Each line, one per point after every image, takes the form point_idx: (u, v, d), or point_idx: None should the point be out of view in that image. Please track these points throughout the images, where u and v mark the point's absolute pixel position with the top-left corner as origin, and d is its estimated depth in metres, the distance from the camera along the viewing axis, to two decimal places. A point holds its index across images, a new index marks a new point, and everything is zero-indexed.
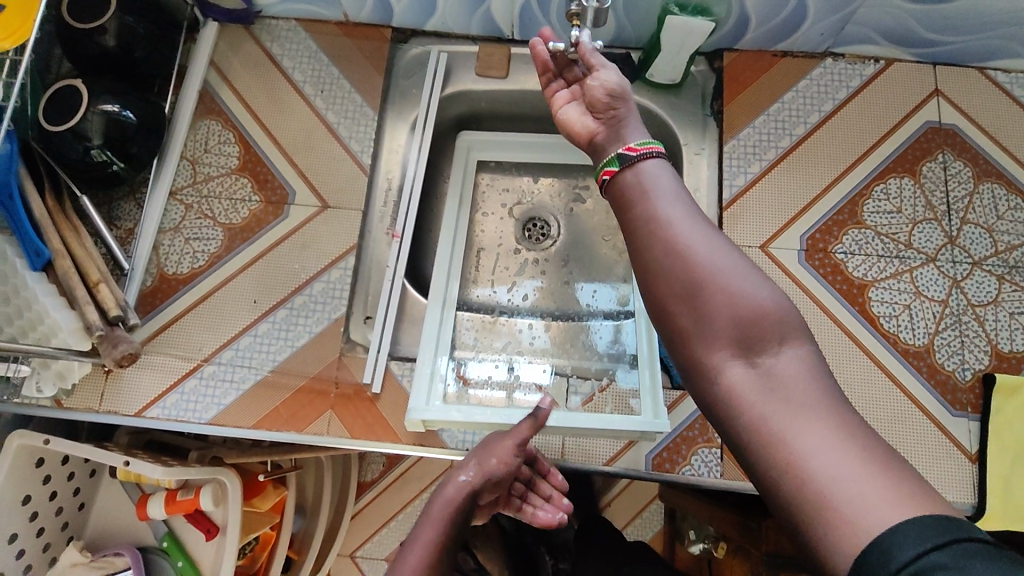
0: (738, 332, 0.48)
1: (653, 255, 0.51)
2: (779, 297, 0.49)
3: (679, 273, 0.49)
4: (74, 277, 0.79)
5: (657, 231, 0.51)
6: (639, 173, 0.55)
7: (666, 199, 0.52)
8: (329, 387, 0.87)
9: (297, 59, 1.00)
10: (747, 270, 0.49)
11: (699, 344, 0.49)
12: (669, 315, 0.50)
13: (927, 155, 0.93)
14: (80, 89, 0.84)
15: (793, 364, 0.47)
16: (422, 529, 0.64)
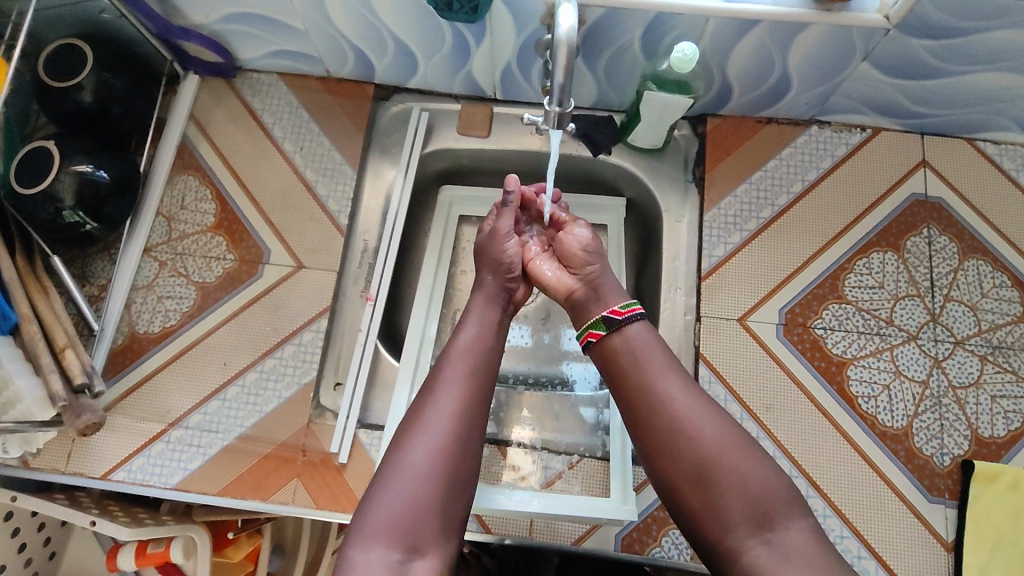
0: (748, 506, 0.59)
1: (661, 427, 0.64)
2: (772, 472, 0.61)
3: (687, 450, 0.62)
4: (40, 343, 0.78)
5: (660, 411, 0.64)
6: (626, 343, 0.69)
7: (667, 377, 0.66)
8: (295, 454, 0.86)
9: (278, 115, 0.99)
10: (746, 449, 0.62)
11: (712, 516, 0.60)
12: (684, 495, 0.62)
13: (911, 229, 0.91)
14: (53, 150, 0.83)
15: (798, 533, 0.58)
16: (445, 371, 0.69)
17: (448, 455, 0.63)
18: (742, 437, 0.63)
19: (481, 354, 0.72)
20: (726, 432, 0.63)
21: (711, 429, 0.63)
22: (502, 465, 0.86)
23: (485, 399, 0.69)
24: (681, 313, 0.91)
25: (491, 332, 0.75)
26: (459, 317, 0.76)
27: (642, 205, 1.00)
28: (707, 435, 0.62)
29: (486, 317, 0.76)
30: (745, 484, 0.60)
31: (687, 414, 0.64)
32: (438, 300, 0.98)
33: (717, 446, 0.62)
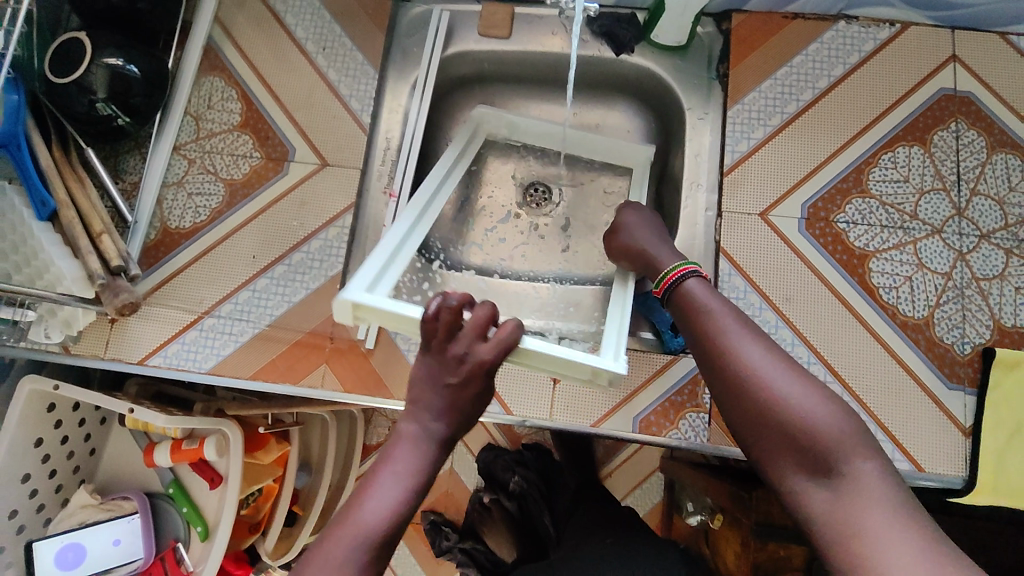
0: (801, 448, 0.58)
1: (722, 377, 0.63)
2: (832, 417, 0.58)
3: (746, 395, 0.61)
4: (78, 227, 0.82)
5: (719, 362, 0.64)
6: (686, 293, 0.70)
7: (730, 328, 0.65)
8: (323, 341, 0.89)
9: (301, 16, 0.99)
10: (804, 389, 0.60)
11: (774, 462, 0.59)
12: (760, 448, 0.60)
13: (939, 123, 0.90)
14: (84, 41, 0.84)
15: (864, 477, 0.55)
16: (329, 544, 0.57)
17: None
18: (806, 387, 0.60)
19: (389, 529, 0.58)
20: (784, 375, 0.61)
21: (771, 373, 0.61)
22: None
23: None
24: (702, 209, 0.91)
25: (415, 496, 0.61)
26: (376, 466, 0.63)
27: (664, 106, 1.00)
28: (765, 379, 0.61)
29: (382, 505, 0.59)
30: (805, 428, 0.58)
31: (744, 358, 0.62)
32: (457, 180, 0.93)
33: (780, 395, 0.59)
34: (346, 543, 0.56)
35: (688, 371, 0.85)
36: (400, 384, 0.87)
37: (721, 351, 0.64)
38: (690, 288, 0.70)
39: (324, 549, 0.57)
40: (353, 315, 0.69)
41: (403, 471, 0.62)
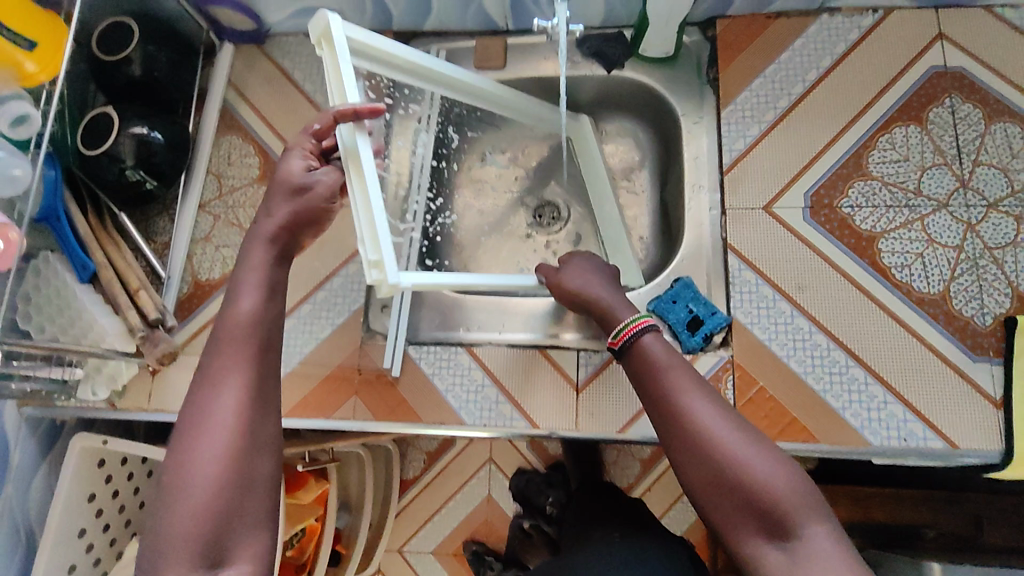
0: (760, 512, 0.57)
1: (681, 440, 0.61)
2: (789, 479, 0.58)
3: (708, 460, 0.59)
4: (116, 285, 0.87)
5: (674, 421, 0.62)
6: (647, 352, 0.67)
7: (684, 384, 0.64)
8: (352, 373, 0.92)
9: (308, 71, 1.06)
10: (761, 453, 0.59)
11: (728, 522, 0.58)
12: (709, 506, 0.59)
13: (933, 100, 0.91)
14: (111, 115, 0.91)
15: (819, 540, 0.55)
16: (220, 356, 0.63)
17: (234, 449, 0.59)
18: (760, 447, 0.59)
19: (260, 330, 0.65)
20: (742, 440, 0.60)
21: (729, 438, 0.60)
22: (547, 370, 0.89)
23: (273, 373, 0.65)
24: (707, 209, 0.93)
25: (273, 300, 0.67)
26: (234, 282, 0.67)
27: (660, 115, 1.02)
28: (719, 438, 0.60)
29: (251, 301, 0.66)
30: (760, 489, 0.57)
31: (699, 418, 0.61)
32: (440, 88, 0.90)
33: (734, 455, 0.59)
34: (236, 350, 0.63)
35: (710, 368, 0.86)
36: (428, 409, 0.89)
37: (674, 408, 0.63)
38: (648, 344, 0.68)
39: (219, 350, 0.63)
40: (322, 41, 0.73)
41: (259, 279, 0.67)
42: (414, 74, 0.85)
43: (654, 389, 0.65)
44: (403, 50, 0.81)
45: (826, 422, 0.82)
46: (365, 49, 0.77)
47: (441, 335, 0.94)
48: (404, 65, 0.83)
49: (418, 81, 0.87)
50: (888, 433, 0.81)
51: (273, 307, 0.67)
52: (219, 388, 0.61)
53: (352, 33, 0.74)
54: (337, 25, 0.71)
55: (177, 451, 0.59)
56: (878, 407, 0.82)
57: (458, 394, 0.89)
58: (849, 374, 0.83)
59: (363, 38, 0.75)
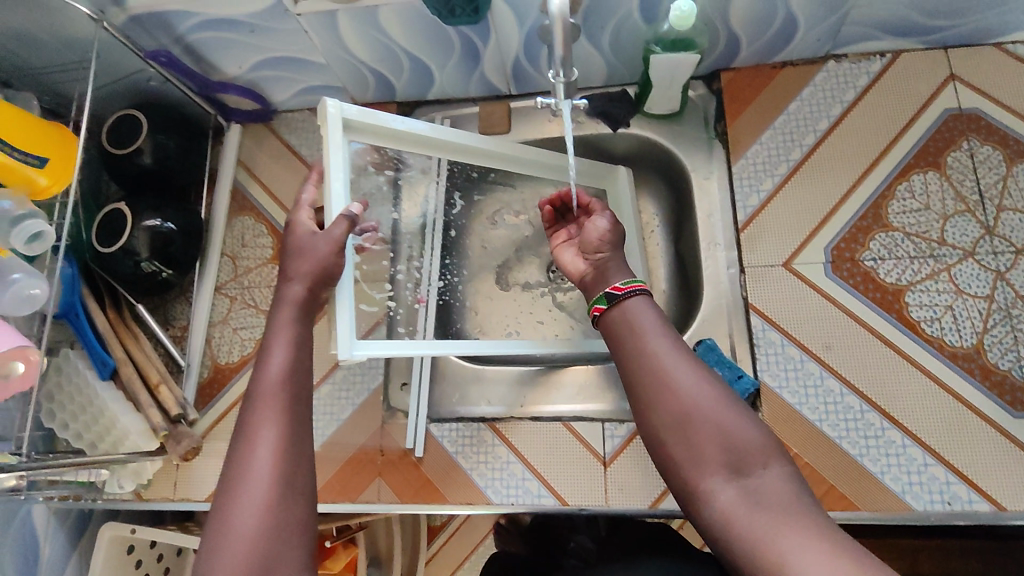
0: (727, 454, 0.55)
1: (652, 386, 0.60)
2: (758, 432, 0.56)
3: (677, 402, 0.58)
4: (137, 382, 0.87)
5: (646, 366, 0.60)
6: (626, 309, 0.65)
7: (661, 337, 0.62)
8: (375, 455, 0.92)
9: (315, 146, 1.07)
10: (728, 405, 0.57)
11: (692, 465, 0.56)
12: (671, 449, 0.57)
13: (950, 144, 0.89)
14: (124, 210, 0.92)
15: (778, 481, 0.53)
16: (256, 408, 0.62)
17: (273, 500, 0.57)
18: (730, 399, 0.58)
19: (293, 384, 0.64)
20: (709, 391, 0.58)
21: (697, 387, 0.58)
22: (572, 443, 0.88)
23: (306, 424, 0.64)
24: (725, 267, 0.92)
25: (303, 351, 0.67)
26: (265, 338, 0.67)
27: (667, 171, 1.00)
28: (690, 389, 0.58)
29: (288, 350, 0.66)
30: (727, 435, 0.56)
31: (670, 366, 0.59)
32: (447, 155, 0.90)
33: (702, 402, 0.57)
34: (275, 404, 0.62)
35: None
36: (454, 488, 0.89)
37: (648, 356, 0.61)
38: (633, 305, 0.65)
39: (256, 407, 0.62)
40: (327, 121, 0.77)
41: (289, 333, 0.67)
42: (418, 144, 0.87)
43: (630, 339, 0.63)
44: (405, 125, 0.83)
45: (863, 487, 0.80)
46: (366, 127, 0.80)
47: (460, 409, 0.94)
48: (407, 137, 0.85)
49: (424, 149, 0.88)
50: (930, 497, 0.78)
51: (303, 361, 0.67)
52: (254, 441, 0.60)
53: (351, 115, 0.77)
54: (334, 110, 0.75)
55: (218, 505, 0.58)
56: (918, 470, 0.79)
57: (483, 472, 0.89)
58: (885, 437, 0.81)
59: (362, 117, 0.79)
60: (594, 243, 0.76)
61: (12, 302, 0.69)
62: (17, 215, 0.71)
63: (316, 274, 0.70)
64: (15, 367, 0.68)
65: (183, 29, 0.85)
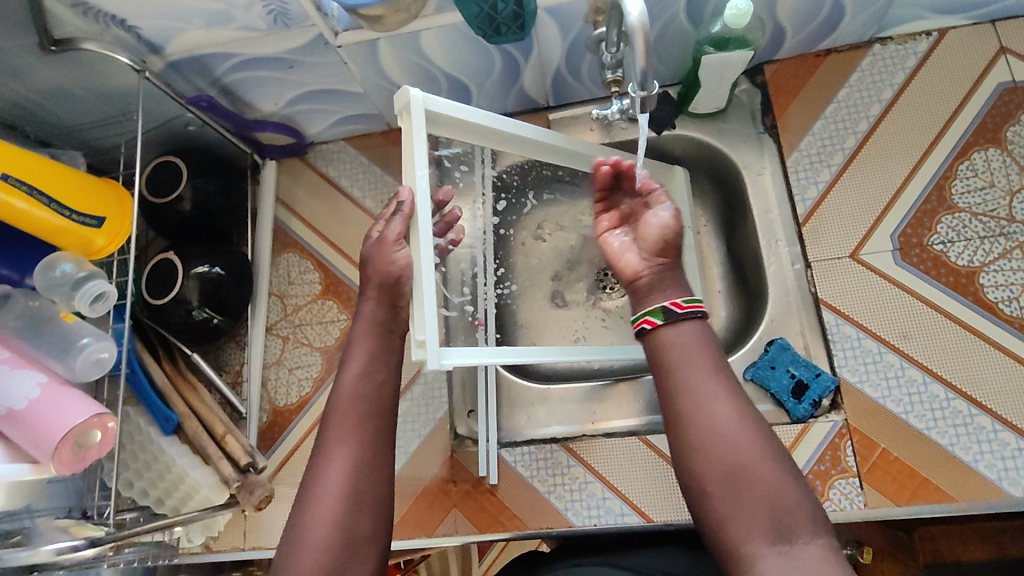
0: (771, 512, 0.53)
1: (698, 428, 0.57)
2: (802, 493, 0.54)
3: (724, 451, 0.55)
4: (203, 435, 0.85)
5: (697, 405, 0.58)
6: (681, 333, 0.62)
7: (714, 377, 0.59)
8: (447, 486, 0.90)
9: (354, 176, 1.05)
10: (777, 462, 0.55)
11: (733, 517, 0.54)
12: (711, 497, 0.55)
13: (1008, 119, 0.87)
14: (173, 260, 0.90)
15: (820, 552, 0.51)
16: (331, 421, 0.62)
17: (343, 518, 0.57)
18: (779, 454, 0.56)
19: (369, 399, 0.63)
20: (758, 443, 0.56)
21: (746, 440, 0.56)
22: (652, 458, 0.85)
23: (385, 444, 0.63)
24: (789, 264, 0.90)
25: (378, 368, 0.66)
26: (346, 350, 0.67)
27: (717, 171, 0.98)
28: (740, 437, 0.56)
29: (363, 362, 0.65)
30: (772, 492, 0.53)
31: (722, 412, 0.57)
32: (517, 149, 0.80)
33: (752, 453, 0.55)
34: (348, 418, 0.62)
35: (825, 434, 0.82)
36: (534, 514, 0.86)
37: (698, 396, 0.58)
38: (686, 333, 0.62)
39: (331, 420, 0.62)
40: (402, 112, 0.66)
41: (366, 348, 0.66)
42: (492, 138, 0.76)
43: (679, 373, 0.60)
44: (484, 117, 0.72)
45: (959, 477, 0.78)
46: (444, 118, 0.69)
47: (529, 432, 0.91)
48: (483, 130, 0.74)
49: (495, 143, 0.77)
50: None
51: (381, 376, 0.65)
52: (329, 459, 0.60)
53: (432, 105, 0.66)
54: (417, 100, 0.64)
55: (292, 525, 0.58)
56: (1012, 455, 0.77)
57: (562, 495, 0.86)
58: (975, 424, 0.79)
59: (442, 108, 0.68)
60: (659, 246, 0.70)
61: (83, 367, 0.67)
62: (81, 277, 0.70)
63: (380, 281, 0.65)
64: (94, 435, 0.65)
65: (220, 71, 0.85)
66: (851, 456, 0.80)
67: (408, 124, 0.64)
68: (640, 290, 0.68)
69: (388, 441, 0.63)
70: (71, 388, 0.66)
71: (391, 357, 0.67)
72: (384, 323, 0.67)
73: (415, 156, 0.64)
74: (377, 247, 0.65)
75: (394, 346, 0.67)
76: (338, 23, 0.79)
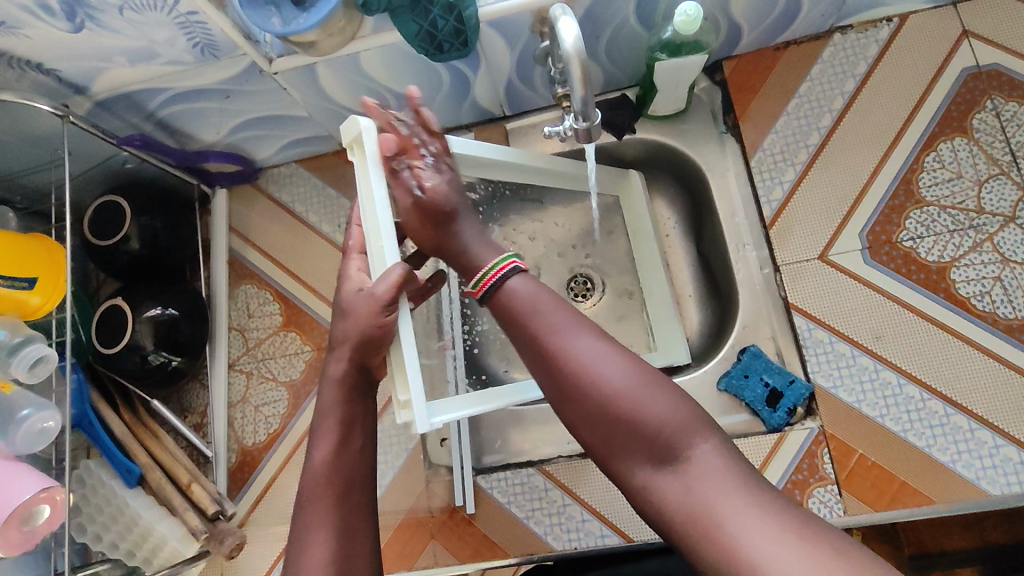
0: (648, 445, 0.46)
1: (549, 381, 0.49)
2: (676, 405, 0.46)
3: (583, 394, 0.47)
4: (168, 485, 0.83)
5: (540, 355, 0.49)
6: (507, 292, 0.51)
7: (552, 319, 0.49)
8: (424, 516, 0.88)
9: (308, 201, 1.01)
10: (645, 382, 0.47)
11: (616, 460, 0.47)
12: (590, 446, 0.48)
13: (973, 106, 0.85)
14: (123, 305, 0.86)
15: (710, 459, 0.45)
16: (308, 502, 0.57)
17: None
18: (641, 371, 0.47)
19: (344, 476, 0.58)
20: (614, 372, 0.47)
21: (606, 375, 0.47)
22: None
23: (368, 518, 0.58)
24: (758, 268, 0.88)
25: (351, 437, 0.59)
26: (313, 424, 0.61)
27: (681, 173, 0.96)
28: (595, 374, 0.47)
29: (334, 433, 0.59)
30: (642, 420, 0.46)
31: (568, 353, 0.48)
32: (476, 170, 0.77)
33: (611, 390, 0.46)
34: (325, 497, 0.56)
35: (801, 443, 0.80)
36: (514, 540, 0.84)
37: (539, 344, 0.49)
38: (516, 286, 0.52)
39: (309, 502, 0.57)
40: (354, 145, 0.63)
41: (334, 419, 0.60)
42: None
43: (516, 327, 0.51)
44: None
45: (937, 477, 0.76)
46: None
47: (505, 456, 0.89)
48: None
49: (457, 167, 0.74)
50: (1007, 479, 0.75)
51: (356, 448, 0.59)
52: (309, 549, 0.55)
53: (388, 135, 0.63)
54: (369, 130, 0.60)
55: None
56: (989, 453, 0.76)
57: (540, 520, 0.84)
58: (952, 423, 0.77)
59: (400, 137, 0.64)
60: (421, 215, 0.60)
61: (24, 440, 0.64)
62: (16, 342, 0.67)
63: (359, 340, 0.58)
64: (42, 510, 0.63)
65: (153, 106, 0.80)
66: (828, 464, 0.79)
67: (363, 157, 0.61)
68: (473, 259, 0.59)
69: (370, 518, 0.58)
70: (17, 464, 0.63)
71: (364, 423, 0.61)
72: (355, 383, 0.60)
73: (376, 196, 0.59)
74: (358, 300, 0.59)
75: (367, 411, 0.61)
76: (272, 50, 0.75)
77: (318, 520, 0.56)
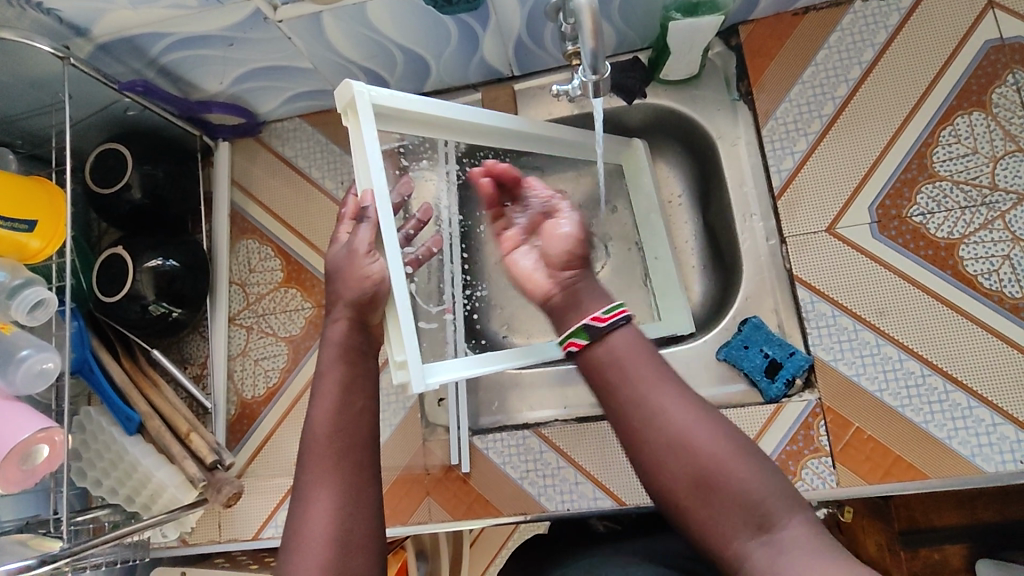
0: (747, 512, 0.48)
1: (658, 445, 0.50)
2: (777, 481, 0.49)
3: (689, 463, 0.49)
4: (166, 434, 0.84)
5: (654, 418, 0.51)
6: (611, 347, 0.54)
7: (663, 386, 0.52)
8: (421, 474, 0.89)
9: (311, 156, 1.00)
10: (750, 458, 0.50)
11: (711, 525, 0.49)
12: (684, 508, 0.50)
13: (994, 80, 0.82)
14: (124, 254, 0.86)
15: (801, 531, 0.47)
16: (309, 460, 0.58)
17: (333, 569, 0.52)
18: (747, 449, 0.50)
19: (344, 437, 0.59)
20: (723, 444, 0.50)
21: (715, 444, 0.50)
22: None
23: (371, 477, 0.59)
24: (764, 239, 0.88)
25: (351, 398, 0.60)
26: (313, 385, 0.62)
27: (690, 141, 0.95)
28: (705, 444, 0.50)
29: (334, 394, 0.60)
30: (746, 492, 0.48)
31: (681, 424, 0.50)
32: (474, 137, 0.78)
33: (721, 460, 0.49)
34: (327, 456, 0.57)
35: (798, 415, 0.80)
36: (508, 500, 0.85)
37: (649, 405, 0.52)
38: (618, 342, 0.55)
39: (312, 460, 0.58)
40: (347, 111, 0.64)
41: (333, 379, 0.61)
42: (445, 129, 0.74)
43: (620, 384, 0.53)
44: (436, 107, 0.71)
45: (931, 453, 0.76)
46: (395, 114, 0.68)
47: (502, 418, 0.91)
48: (434, 120, 0.72)
49: (449, 134, 0.75)
50: (1002, 458, 0.75)
51: (356, 408, 0.60)
52: (310, 505, 0.55)
53: (379, 99, 0.65)
54: (362, 95, 0.63)
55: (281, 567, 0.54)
56: (987, 431, 0.76)
57: (534, 481, 0.85)
58: (950, 400, 0.77)
59: (391, 103, 0.66)
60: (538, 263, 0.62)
61: (24, 379, 0.64)
62: (16, 284, 0.66)
63: (352, 299, 0.62)
64: (40, 451, 0.64)
65: (155, 52, 0.79)
66: (825, 436, 0.79)
67: (356, 122, 0.63)
68: (555, 310, 0.59)
69: (370, 476, 0.58)
70: (16, 404, 0.64)
71: (365, 385, 0.62)
72: (356, 343, 0.63)
73: (368, 155, 0.61)
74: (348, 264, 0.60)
75: (367, 371, 0.62)
76: None
77: (320, 478, 0.57)
